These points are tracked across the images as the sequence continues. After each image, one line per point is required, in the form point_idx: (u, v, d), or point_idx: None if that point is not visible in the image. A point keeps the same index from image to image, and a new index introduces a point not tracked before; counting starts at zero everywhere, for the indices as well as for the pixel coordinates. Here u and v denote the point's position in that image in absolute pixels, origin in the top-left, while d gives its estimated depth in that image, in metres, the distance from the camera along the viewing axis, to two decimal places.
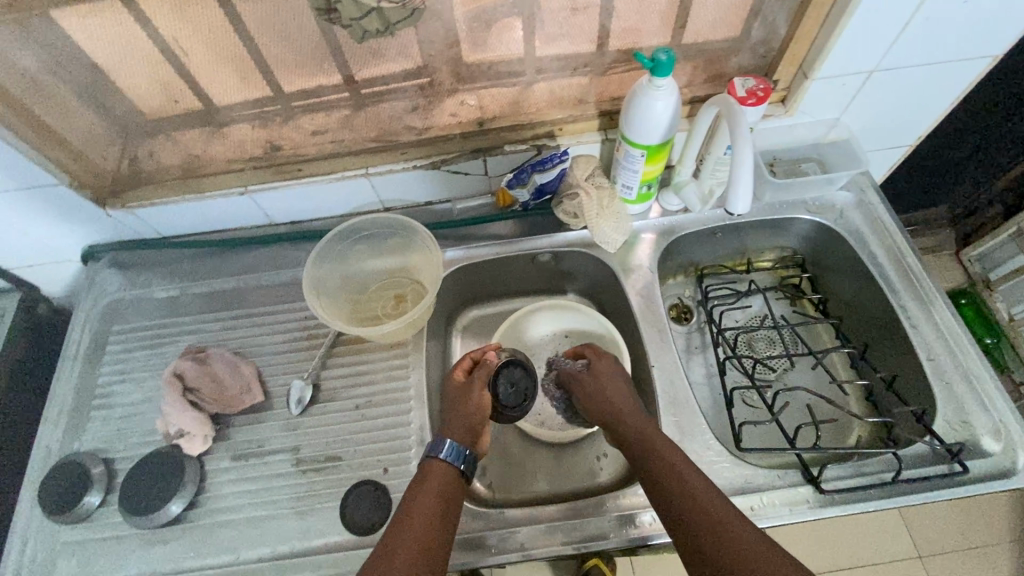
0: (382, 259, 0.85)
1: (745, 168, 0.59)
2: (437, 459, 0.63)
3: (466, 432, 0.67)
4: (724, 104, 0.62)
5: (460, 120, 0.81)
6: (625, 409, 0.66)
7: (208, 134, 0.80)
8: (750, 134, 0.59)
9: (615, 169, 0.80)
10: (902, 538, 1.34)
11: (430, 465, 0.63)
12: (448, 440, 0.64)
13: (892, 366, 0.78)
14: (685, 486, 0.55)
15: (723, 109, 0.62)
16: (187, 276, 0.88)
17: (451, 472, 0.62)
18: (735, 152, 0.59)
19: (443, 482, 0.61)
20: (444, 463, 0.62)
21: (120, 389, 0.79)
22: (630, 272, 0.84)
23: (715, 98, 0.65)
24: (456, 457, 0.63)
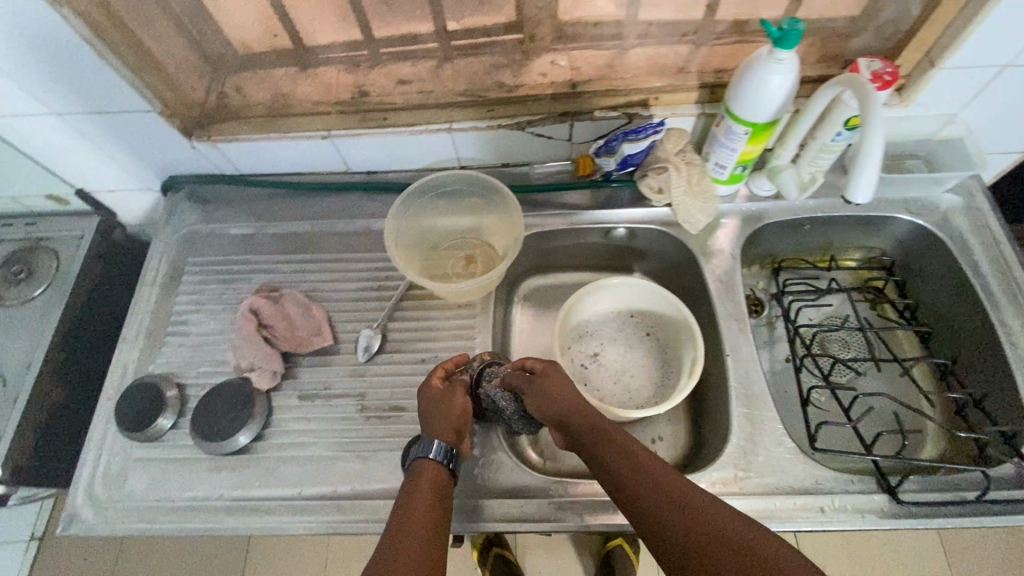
0: (455, 217, 0.84)
1: (875, 156, 0.55)
2: (427, 460, 0.62)
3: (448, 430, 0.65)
4: (857, 84, 0.58)
5: (551, 80, 0.78)
6: (575, 406, 0.65)
7: (298, 73, 0.81)
8: (882, 120, 0.55)
9: (709, 145, 0.76)
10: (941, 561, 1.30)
11: (422, 466, 0.62)
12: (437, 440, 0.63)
13: (981, 382, 0.74)
14: (652, 474, 0.56)
15: (854, 90, 0.58)
16: (263, 216, 0.89)
17: (439, 471, 0.62)
18: (864, 137, 0.55)
19: (437, 485, 0.60)
20: (434, 463, 0.62)
21: (194, 319, 0.81)
22: (711, 255, 0.81)
23: (842, 78, 0.61)
24: (443, 456, 0.62)
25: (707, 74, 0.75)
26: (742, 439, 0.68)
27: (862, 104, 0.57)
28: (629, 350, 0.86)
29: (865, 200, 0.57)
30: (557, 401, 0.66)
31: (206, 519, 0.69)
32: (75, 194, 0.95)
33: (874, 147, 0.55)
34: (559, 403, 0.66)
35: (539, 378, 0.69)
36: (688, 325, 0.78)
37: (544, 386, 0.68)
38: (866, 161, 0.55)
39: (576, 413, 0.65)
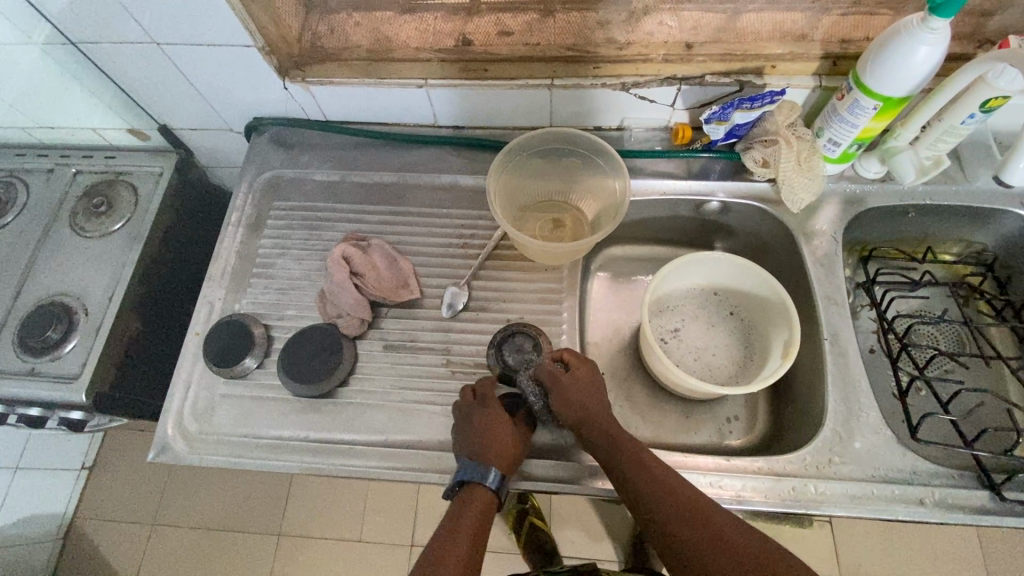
0: (546, 177, 0.82)
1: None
2: (480, 487, 0.62)
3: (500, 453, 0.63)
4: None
5: (662, 40, 0.75)
6: (597, 414, 0.64)
7: (399, 17, 0.79)
8: None
9: (825, 120, 0.73)
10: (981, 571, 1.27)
11: (472, 493, 0.62)
12: (494, 471, 0.62)
13: None
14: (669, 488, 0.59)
15: None
16: (348, 164, 0.88)
17: (489, 499, 0.63)
18: None
19: (483, 516, 0.62)
20: (488, 491, 0.62)
21: (279, 262, 0.81)
22: (811, 236, 0.79)
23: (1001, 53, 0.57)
24: (497, 486, 0.63)
25: (831, 44, 0.72)
26: (837, 423, 0.67)
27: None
28: (710, 327, 0.84)
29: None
30: (576, 405, 0.65)
31: (290, 458, 0.69)
32: (158, 130, 0.95)
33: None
34: (581, 410, 0.64)
35: (568, 380, 0.66)
36: (783, 306, 0.75)
37: (570, 389, 0.65)
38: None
39: (593, 421, 0.64)
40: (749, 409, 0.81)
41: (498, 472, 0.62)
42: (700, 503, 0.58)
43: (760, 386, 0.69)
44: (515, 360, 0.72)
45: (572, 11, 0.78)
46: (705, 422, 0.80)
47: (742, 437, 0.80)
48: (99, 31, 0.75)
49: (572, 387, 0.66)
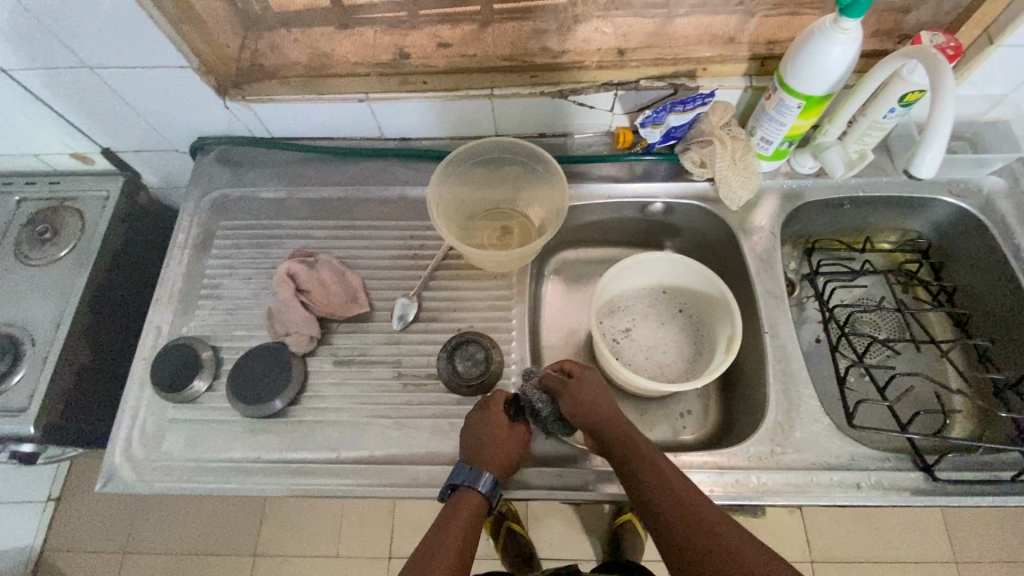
0: (491, 186, 0.83)
1: (945, 133, 0.54)
2: (471, 491, 0.63)
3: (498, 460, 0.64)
4: (927, 55, 0.57)
5: (596, 47, 0.76)
6: (609, 416, 0.65)
7: (336, 33, 0.79)
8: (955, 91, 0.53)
9: (756, 120, 0.75)
10: (944, 546, 1.30)
11: (462, 497, 0.63)
12: (487, 475, 0.63)
13: (1020, 369, 0.73)
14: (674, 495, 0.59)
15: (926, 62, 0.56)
16: (295, 180, 0.88)
17: (479, 505, 0.63)
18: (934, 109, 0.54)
19: (472, 521, 0.62)
20: (478, 496, 0.63)
21: (227, 282, 0.81)
22: (750, 232, 0.81)
23: (909, 51, 0.60)
24: (489, 492, 0.63)
25: (758, 45, 0.74)
26: (779, 414, 0.69)
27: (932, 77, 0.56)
28: (661, 326, 0.86)
29: (928, 176, 0.56)
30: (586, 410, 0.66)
31: (241, 480, 0.69)
32: (102, 153, 0.94)
33: (945, 124, 0.54)
34: (591, 414, 0.65)
35: (574, 384, 0.67)
36: (725, 300, 0.78)
37: (578, 391, 0.66)
38: (935, 136, 0.54)
39: (604, 423, 0.65)
40: (701, 403, 0.83)
41: (492, 478, 0.63)
42: (707, 512, 0.58)
43: (705, 380, 0.71)
44: (466, 368, 0.72)
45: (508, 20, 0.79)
46: (659, 420, 0.82)
47: (695, 431, 0.81)
48: (28, 57, 0.74)
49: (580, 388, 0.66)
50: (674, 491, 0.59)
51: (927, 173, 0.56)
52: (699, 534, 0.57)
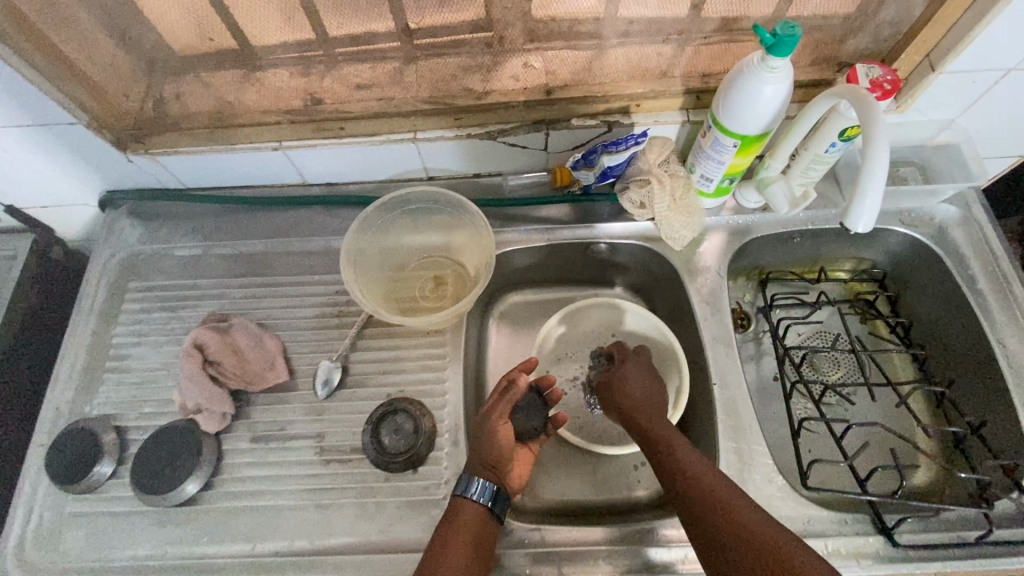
0: (420, 235, 0.77)
1: (879, 184, 0.51)
2: (465, 498, 0.60)
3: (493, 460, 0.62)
4: (855, 96, 0.54)
5: (523, 85, 0.71)
6: (644, 401, 0.67)
7: (243, 79, 0.71)
8: (886, 135, 0.51)
9: (695, 157, 0.71)
10: None
11: (459, 504, 0.60)
12: (476, 479, 0.61)
13: (981, 411, 0.69)
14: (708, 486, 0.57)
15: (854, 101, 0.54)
16: (212, 234, 0.81)
17: (477, 511, 0.60)
18: (866, 155, 0.51)
19: (474, 530, 0.59)
20: (473, 501, 0.60)
21: (135, 353, 0.74)
22: (695, 273, 0.77)
23: (839, 89, 0.57)
24: (484, 496, 0.60)
25: (691, 79, 0.70)
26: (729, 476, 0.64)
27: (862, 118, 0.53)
28: None
29: (867, 229, 0.52)
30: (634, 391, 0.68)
31: None
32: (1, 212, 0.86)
33: (877, 174, 0.50)
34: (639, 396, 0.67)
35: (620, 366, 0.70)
36: (673, 349, 0.74)
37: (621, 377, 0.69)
38: (868, 187, 0.51)
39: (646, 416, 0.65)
40: None
41: (483, 480, 0.61)
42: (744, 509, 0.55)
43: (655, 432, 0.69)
44: (392, 440, 0.67)
45: (431, 56, 0.71)
46: (611, 475, 0.77)
47: (650, 486, 0.76)
48: None
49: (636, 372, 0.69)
50: (707, 486, 0.57)
51: (865, 226, 0.52)
52: (737, 536, 0.53)
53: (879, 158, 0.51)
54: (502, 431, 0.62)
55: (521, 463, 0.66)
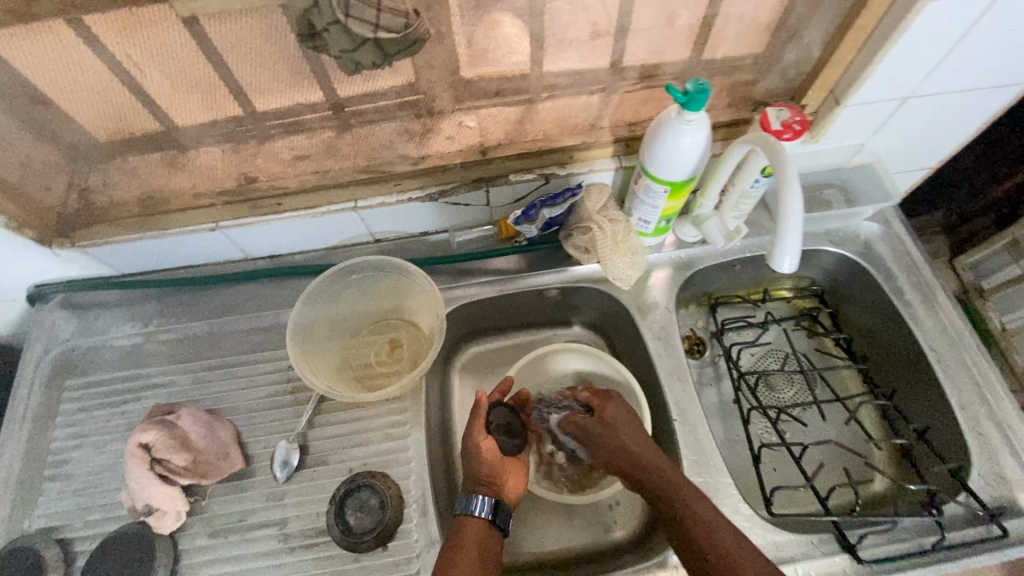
0: (370, 300, 0.77)
1: (796, 228, 0.54)
2: (469, 515, 0.62)
3: (484, 480, 0.65)
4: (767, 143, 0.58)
5: (459, 146, 0.72)
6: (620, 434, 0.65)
7: (171, 161, 0.69)
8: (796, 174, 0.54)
9: (631, 201, 0.73)
10: None
11: (463, 523, 0.62)
12: (476, 496, 0.63)
13: (923, 415, 0.73)
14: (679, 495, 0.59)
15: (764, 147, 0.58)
16: (152, 319, 0.78)
17: (482, 525, 0.62)
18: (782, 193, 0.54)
19: (479, 545, 0.60)
20: (477, 518, 0.62)
21: (76, 456, 0.70)
22: (647, 310, 0.79)
23: (751, 136, 0.61)
24: (486, 510, 0.62)
25: (618, 127, 0.73)
26: None
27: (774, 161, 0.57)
28: None
29: (792, 268, 0.55)
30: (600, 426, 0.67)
31: None
32: None
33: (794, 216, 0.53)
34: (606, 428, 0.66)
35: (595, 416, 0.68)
36: (631, 391, 0.76)
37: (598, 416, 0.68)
38: (788, 230, 0.54)
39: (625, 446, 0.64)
40: (629, 495, 0.78)
41: (484, 495, 0.63)
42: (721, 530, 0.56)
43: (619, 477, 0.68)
44: (358, 519, 0.65)
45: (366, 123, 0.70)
46: (587, 518, 0.77)
47: (626, 525, 0.76)
48: None
49: (610, 405, 0.68)
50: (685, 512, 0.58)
51: (790, 265, 0.54)
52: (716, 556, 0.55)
53: (794, 203, 0.54)
54: (480, 450, 0.65)
55: (517, 474, 0.68)
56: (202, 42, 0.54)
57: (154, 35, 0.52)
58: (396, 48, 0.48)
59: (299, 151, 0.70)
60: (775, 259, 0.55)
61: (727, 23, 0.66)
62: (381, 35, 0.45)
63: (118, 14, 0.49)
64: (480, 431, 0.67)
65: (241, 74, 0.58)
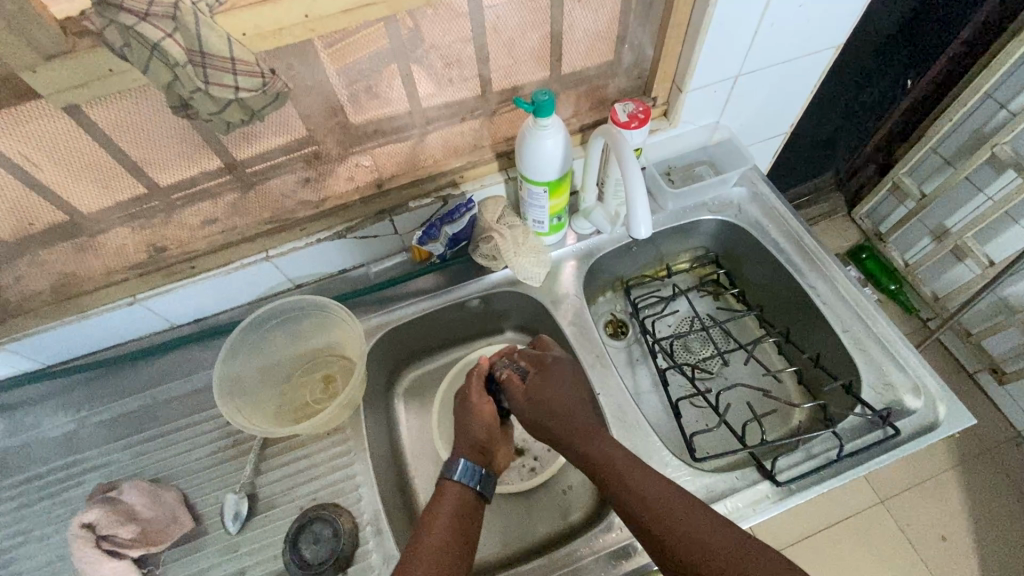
0: (299, 343, 0.81)
1: (642, 199, 0.64)
2: (450, 479, 0.65)
3: (470, 448, 0.69)
4: (613, 137, 0.68)
5: (358, 184, 0.78)
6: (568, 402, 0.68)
7: (81, 248, 0.70)
8: (634, 157, 0.65)
9: (523, 207, 0.81)
10: (868, 489, 1.35)
11: (443, 486, 0.65)
12: (461, 460, 0.66)
13: (814, 345, 0.82)
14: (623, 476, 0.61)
15: (610, 140, 0.69)
16: (87, 404, 0.79)
17: (465, 492, 0.65)
18: (626, 173, 0.65)
19: (459, 507, 0.63)
20: (459, 483, 0.65)
21: (20, 554, 0.69)
22: (559, 302, 0.85)
23: (601, 130, 0.71)
24: (468, 477, 0.65)
25: (498, 145, 0.83)
26: None
27: (618, 150, 0.67)
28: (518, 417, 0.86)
29: (648, 233, 0.66)
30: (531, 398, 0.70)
31: None
32: None
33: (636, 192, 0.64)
34: (534, 398, 0.69)
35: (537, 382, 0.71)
36: None
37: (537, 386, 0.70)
38: (635, 203, 0.65)
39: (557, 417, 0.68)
40: (579, 477, 0.82)
41: (468, 462, 0.66)
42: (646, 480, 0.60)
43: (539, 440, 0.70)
44: (314, 551, 0.67)
45: (268, 177, 0.72)
46: (545, 506, 0.80)
47: (582, 505, 0.80)
48: None
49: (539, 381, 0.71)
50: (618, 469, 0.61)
51: (645, 232, 0.65)
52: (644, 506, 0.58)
53: (636, 180, 0.65)
54: (478, 413, 0.71)
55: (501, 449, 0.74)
56: (87, 127, 0.57)
57: (36, 127, 0.55)
58: (261, 104, 0.54)
59: (205, 216, 0.74)
60: (633, 229, 0.66)
61: (572, 39, 0.74)
62: (243, 94, 0.51)
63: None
64: (477, 392, 0.73)
65: (133, 152, 0.62)
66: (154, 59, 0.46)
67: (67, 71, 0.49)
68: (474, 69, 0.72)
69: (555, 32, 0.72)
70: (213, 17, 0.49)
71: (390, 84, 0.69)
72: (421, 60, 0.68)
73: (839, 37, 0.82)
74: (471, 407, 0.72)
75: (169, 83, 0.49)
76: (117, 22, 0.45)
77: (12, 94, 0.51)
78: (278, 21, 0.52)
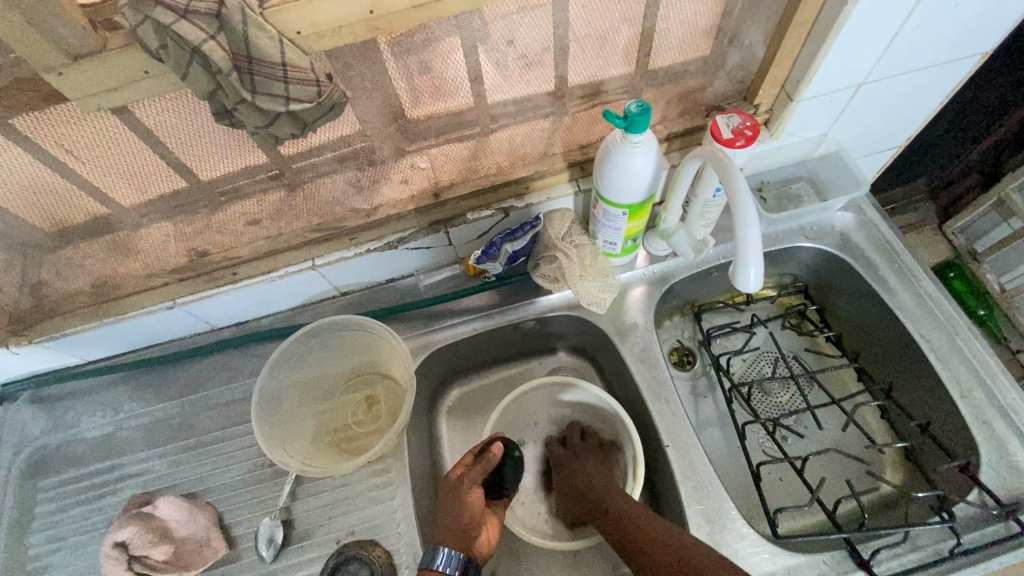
0: (342, 358, 0.75)
1: (754, 239, 0.54)
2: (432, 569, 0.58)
3: (453, 533, 0.62)
4: (715, 158, 0.58)
5: (412, 191, 0.70)
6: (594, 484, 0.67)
7: (119, 251, 0.65)
8: (745, 186, 0.55)
9: (594, 225, 0.72)
10: None
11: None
12: (442, 547, 0.58)
13: (921, 406, 0.71)
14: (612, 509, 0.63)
15: (710, 161, 0.58)
16: (123, 406, 0.76)
17: None
18: (733, 205, 0.55)
19: None
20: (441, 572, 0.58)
21: (56, 561, 0.68)
22: (627, 332, 0.77)
23: (699, 150, 0.60)
24: (452, 566, 0.58)
25: (572, 152, 0.73)
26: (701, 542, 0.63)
27: (724, 178, 0.57)
28: None
29: (757, 281, 0.56)
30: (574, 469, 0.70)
31: None
32: None
33: (748, 230, 0.54)
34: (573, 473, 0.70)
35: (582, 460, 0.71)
36: (618, 417, 0.73)
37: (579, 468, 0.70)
38: (745, 245, 0.55)
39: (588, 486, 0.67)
40: None
41: (448, 548, 0.58)
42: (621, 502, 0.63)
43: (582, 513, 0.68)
44: None
45: (317, 178, 0.65)
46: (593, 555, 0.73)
47: None
48: None
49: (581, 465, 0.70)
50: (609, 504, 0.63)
51: (755, 281, 0.56)
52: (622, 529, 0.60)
53: (748, 218, 0.54)
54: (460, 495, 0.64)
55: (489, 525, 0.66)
56: (123, 129, 0.50)
57: (68, 130, 0.49)
58: (315, 115, 0.46)
59: (250, 219, 0.67)
60: (739, 276, 0.56)
61: (673, 37, 0.63)
62: (294, 106, 0.43)
63: (26, 120, 0.46)
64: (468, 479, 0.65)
65: (177, 153, 0.55)
66: (194, 65, 0.39)
67: (99, 73, 0.42)
68: (554, 70, 0.62)
69: (653, 28, 0.61)
70: (261, 13, 0.41)
71: (457, 84, 0.59)
72: (495, 57, 0.58)
73: (991, 43, 0.67)
74: (452, 491, 0.65)
75: (210, 92, 0.42)
76: (152, 18, 0.38)
77: (41, 95, 0.45)
78: (337, 20, 0.44)
